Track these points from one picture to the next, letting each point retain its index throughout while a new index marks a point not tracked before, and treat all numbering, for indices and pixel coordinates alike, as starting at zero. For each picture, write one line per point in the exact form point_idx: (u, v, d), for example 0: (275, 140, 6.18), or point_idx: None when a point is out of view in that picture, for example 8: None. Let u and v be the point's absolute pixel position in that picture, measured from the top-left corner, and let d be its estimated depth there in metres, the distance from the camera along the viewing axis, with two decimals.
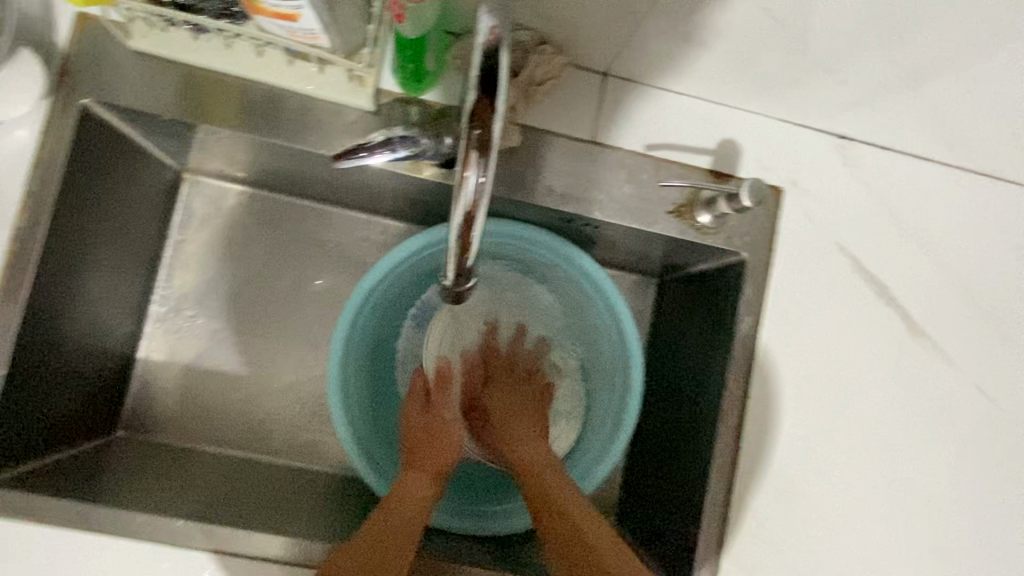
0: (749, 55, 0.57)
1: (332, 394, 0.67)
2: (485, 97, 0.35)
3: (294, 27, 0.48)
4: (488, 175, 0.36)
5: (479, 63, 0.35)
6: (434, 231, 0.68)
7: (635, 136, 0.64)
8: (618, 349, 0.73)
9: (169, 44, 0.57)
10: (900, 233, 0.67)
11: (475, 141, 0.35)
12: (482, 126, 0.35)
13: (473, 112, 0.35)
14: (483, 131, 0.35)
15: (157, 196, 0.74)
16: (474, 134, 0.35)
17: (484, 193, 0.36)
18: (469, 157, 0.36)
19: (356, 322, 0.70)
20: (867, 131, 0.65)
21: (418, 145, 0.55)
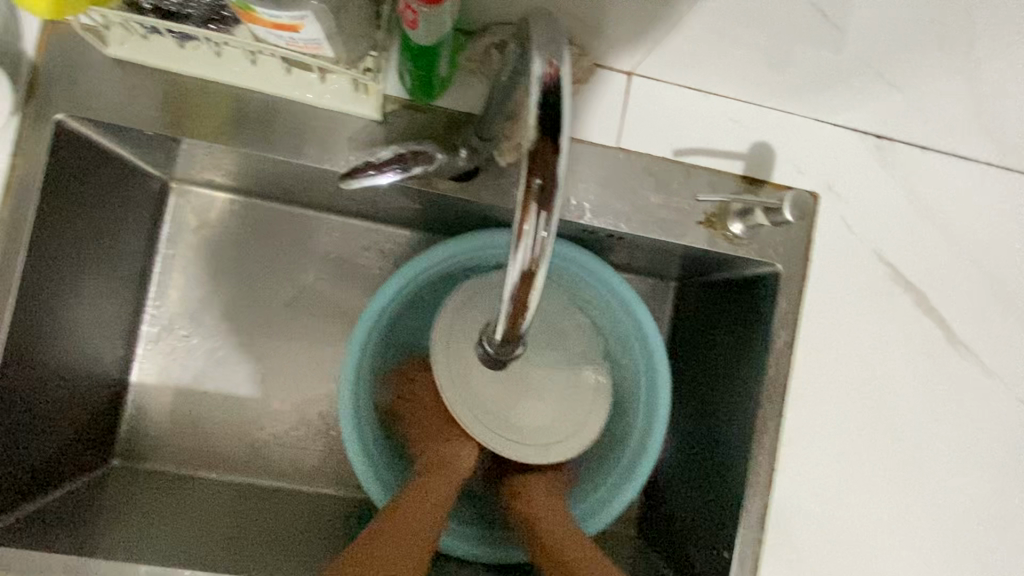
0: (791, 53, 0.52)
1: (345, 425, 0.63)
2: (545, 136, 0.30)
3: (294, 38, 0.42)
4: (550, 228, 0.31)
5: (536, 95, 0.30)
6: (458, 243, 0.65)
7: (662, 140, 0.59)
8: (643, 376, 0.70)
9: (151, 52, 0.51)
10: (940, 238, 0.63)
11: (535, 190, 0.30)
12: (543, 173, 0.30)
13: (532, 158, 0.30)
14: (546, 178, 0.30)
15: (144, 210, 0.69)
16: (534, 183, 0.30)
17: (546, 250, 0.30)
18: (528, 208, 0.30)
19: (367, 349, 0.66)
20: (909, 131, 0.61)
21: (432, 161, 0.50)
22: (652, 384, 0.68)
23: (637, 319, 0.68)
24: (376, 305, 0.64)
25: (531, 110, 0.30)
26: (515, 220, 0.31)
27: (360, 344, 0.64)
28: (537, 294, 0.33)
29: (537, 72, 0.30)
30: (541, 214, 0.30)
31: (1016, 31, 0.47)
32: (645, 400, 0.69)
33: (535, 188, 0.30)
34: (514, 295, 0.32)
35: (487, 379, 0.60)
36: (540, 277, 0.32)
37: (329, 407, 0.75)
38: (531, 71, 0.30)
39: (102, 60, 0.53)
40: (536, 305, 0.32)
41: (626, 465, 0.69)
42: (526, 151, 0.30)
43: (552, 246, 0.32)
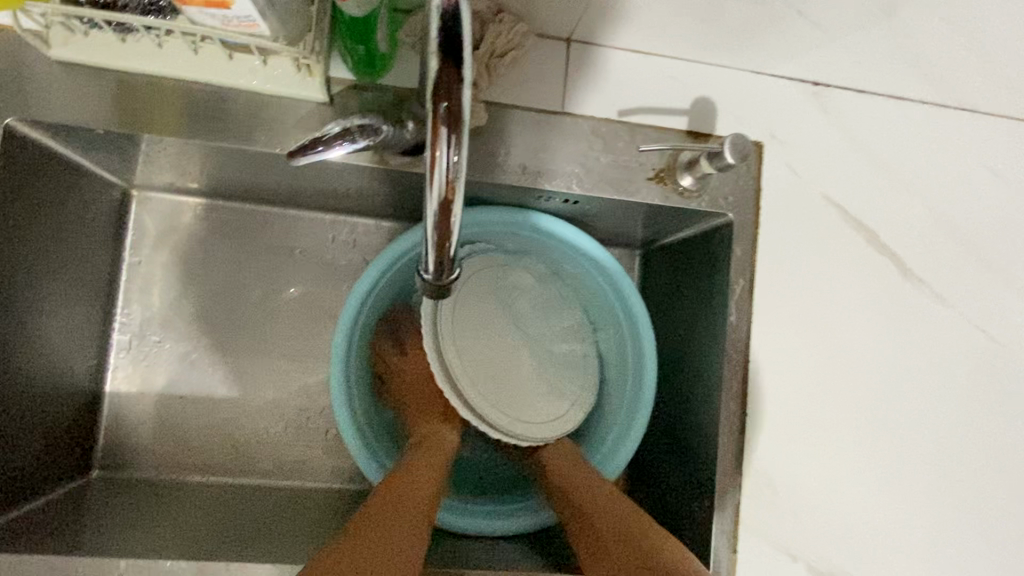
0: (719, 6, 0.54)
1: (346, 425, 0.65)
2: (449, 64, 0.31)
3: (227, 16, 0.44)
4: (461, 152, 0.33)
5: (437, 25, 0.31)
6: None
7: (605, 103, 0.61)
8: (629, 344, 0.70)
9: (95, 49, 0.52)
10: (884, 177, 0.65)
11: (444, 115, 0.32)
12: (449, 97, 0.31)
13: (438, 83, 0.31)
14: (451, 103, 0.32)
15: (105, 219, 0.69)
16: (442, 110, 0.32)
17: (460, 174, 0.33)
18: (439, 133, 0.32)
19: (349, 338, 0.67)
20: (843, 77, 0.63)
21: (378, 133, 0.51)
22: (637, 348, 0.69)
23: (618, 287, 0.69)
24: (363, 282, 0.66)
25: (431, 39, 0.31)
26: (428, 148, 0.33)
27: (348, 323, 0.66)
28: (458, 222, 0.36)
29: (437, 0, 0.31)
30: (450, 138, 0.32)
31: None
32: (633, 368, 0.70)
33: (442, 114, 0.32)
34: (437, 221, 0.34)
35: (478, 356, 0.64)
36: (457, 201, 0.34)
37: (307, 401, 0.75)
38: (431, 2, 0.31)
39: (45, 63, 0.53)
40: (456, 229, 0.34)
41: (618, 430, 0.69)
42: (432, 77, 0.32)
43: (465, 170, 0.34)
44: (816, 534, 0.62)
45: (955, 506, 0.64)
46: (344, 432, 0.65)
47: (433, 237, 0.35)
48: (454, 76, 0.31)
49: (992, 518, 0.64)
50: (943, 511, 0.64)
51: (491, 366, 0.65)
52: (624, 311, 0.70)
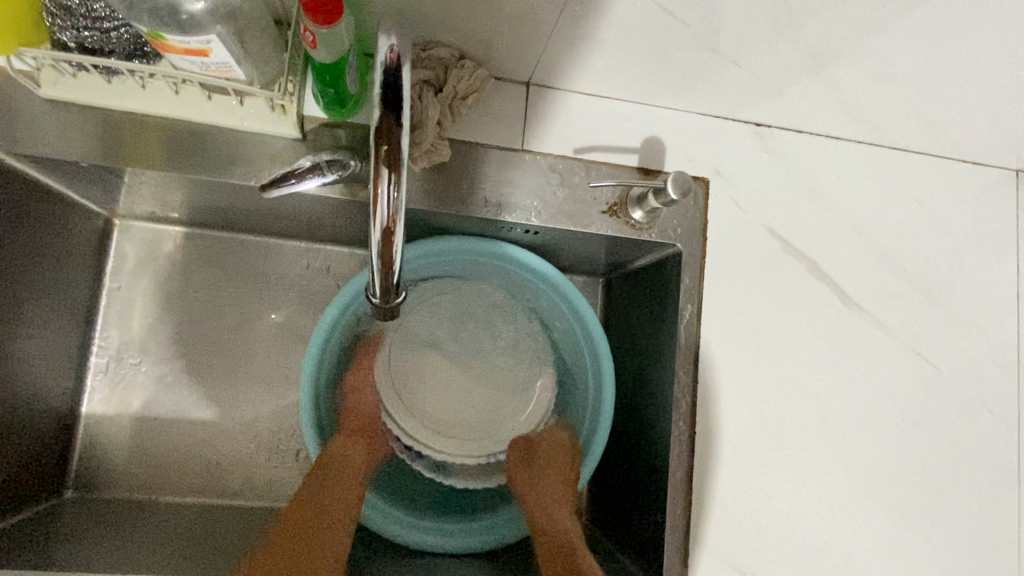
0: (662, 56, 0.59)
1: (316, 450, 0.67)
2: (390, 112, 0.36)
3: (207, 62, 0.47)
4: (401, 189, 0.37)
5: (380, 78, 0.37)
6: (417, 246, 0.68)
7: (562, 141, 0.65)
8: (592, 377, 0.73)
9: (82, 90, 0.56)
10: (823, 211, 0.70)
11: (384, 157, 0.36)
12: (388, 141, 0.35)
13: (378, 129, 0.35)
14: (390, 145, 0.36)
15: (86, 246, 0.72)
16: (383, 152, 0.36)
17: (399, 208, 0.36)
18: (379, 173, 0.36)
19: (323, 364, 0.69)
20: (782, 119, 0.68)
21: (345, 167, 0.56)
22: (598, 382, 0.72)
23: (585, 324, 0.72)
24: (339, 304, 0.68)
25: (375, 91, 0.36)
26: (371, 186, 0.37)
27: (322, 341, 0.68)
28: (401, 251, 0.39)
29: (381, 60, 0.37)
30: (390, 177, 0.36)
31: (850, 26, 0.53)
32: (592, 400, 0.73)
33: (383, 155, 0.36)
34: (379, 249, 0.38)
35: (416, 374, 0.76)
36: (398, 231, 0.38)
37: (280, 423, 0.77)
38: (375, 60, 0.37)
39: (34, 101, 0.57)
40: (397, 257, 0.38)
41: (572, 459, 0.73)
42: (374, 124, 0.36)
43: (405, 204, 0.37)
44: (764, 546, 0.65)
45: (895, 520, 0.68)
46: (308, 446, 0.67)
47: (379, 264, 0.39)
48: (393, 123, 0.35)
49: (930, 530, 0.69)
50: (884, 525, 0.68)
51: (428, 382, 0.76)
52: (589, 347, 0.73)
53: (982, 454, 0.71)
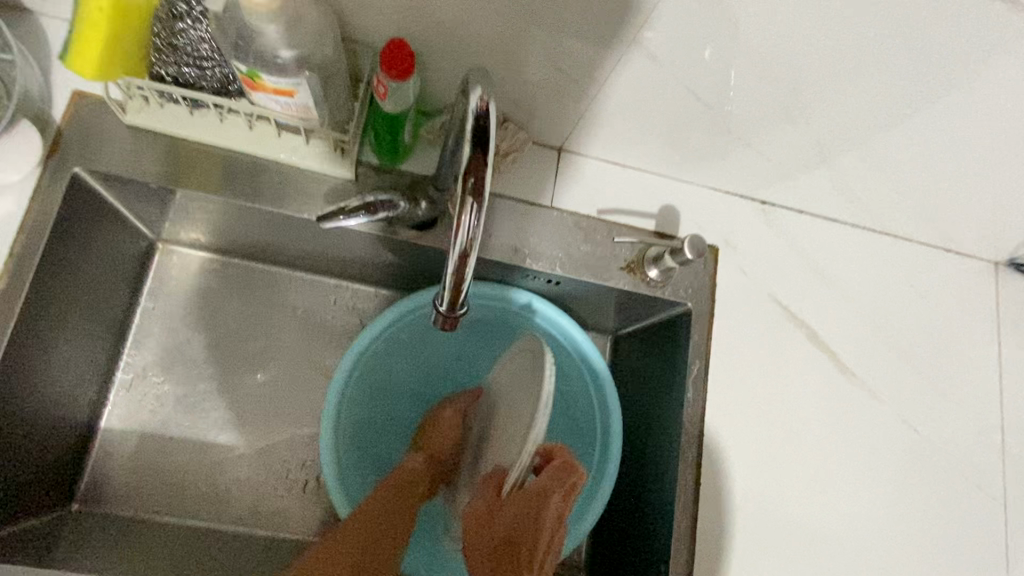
0: (683, 134, 0.66)
1: (326, 469, 0.70)
2: (477, 149, 0.41)
3: (289, 102, 0.54)
4: (480, 217, 0.42)
5: (471, 122, 0.41)
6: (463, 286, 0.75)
7: (587, 203, 0.72)
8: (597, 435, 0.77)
9: (164, 118, 0.62)
10: (821, 284, 0.76)
11: (471, 188, 0.41)
12: (476, 174, 0.40)
13: (468, 164, 0.40)
14: (477, 179, 0.41)
15: (130, 265, 0.76)
16: (469, 184, 0.41)
17: (478, 233, 0.42)
18: (466, 203, 0.41)
19: (340, 405, 0.73)
20: (785, 199, 0.75)
21: (395, 207, 0.61)
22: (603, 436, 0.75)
23: (598, 383, 0.77)
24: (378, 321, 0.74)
25: (467, 128, 0.40)
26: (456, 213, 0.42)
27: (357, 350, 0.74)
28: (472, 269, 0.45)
29: (472, 105, 0.41)
30: (473, 207, 0.41)
31: (851, 119, 0.61)
32: (596, 455, 0.76)
33: (470, 187, 0.41)
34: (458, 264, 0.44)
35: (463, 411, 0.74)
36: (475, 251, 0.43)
37: (291, 452, 0.79)
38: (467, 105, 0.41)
39: (116, 125, 0.62)
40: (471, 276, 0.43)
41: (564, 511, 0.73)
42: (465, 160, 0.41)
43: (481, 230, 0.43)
44: None
45: None
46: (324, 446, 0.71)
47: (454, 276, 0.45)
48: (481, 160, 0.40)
49: None
50: None
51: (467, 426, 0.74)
52: (600, 406, 0.76)
53: (965, 526, 0.74)
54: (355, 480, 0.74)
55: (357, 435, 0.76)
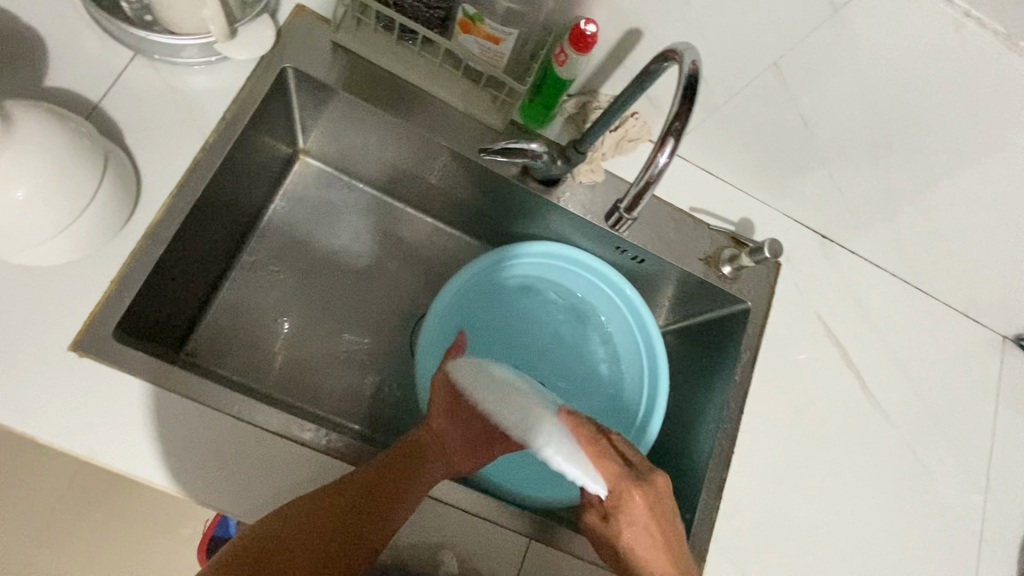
0: (777, 158, 0.79)
1: (422, 351, 0.79)
2: (685, 101, 0.49)
3: (490, 48, 0.66)
4: (670, 158, 0.50)
5: (683, 81, 0.49)
6: (567, 248, 0.86)
7: (682, 200, 0.84)
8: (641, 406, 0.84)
9: (367, 43, 0.74)
10: (859, 316, 0.88)
11: (673, 131, 0.49)
12: (680, 121, 0.49)
13: (676, 110, 0.49)
14: (680, 125, 0.50)
15: (276, 164, 0.87)
16: (672, 127, 0.50)
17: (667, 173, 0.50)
18: (666, 144, 0.50)
19: (447, 305, 0.83)
20: (843, 236, 0.88)
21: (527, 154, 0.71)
22: (647, 407, 0.83)
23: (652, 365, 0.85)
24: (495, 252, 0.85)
25: (681, 81, 0.49)
26: (653, 148, 0.50)
27: (473, 270, 0.84)
28: (648, 196, 0.54)
29: (685, 68, 0.49)
30: (670, 147, 0.50)
31: (923, 170, 0.73)
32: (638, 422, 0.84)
33: (673, 129, 0.49)
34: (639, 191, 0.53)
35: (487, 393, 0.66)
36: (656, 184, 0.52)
37: (373, 360, 0.88)
38: (681, 66, 0.49)
39: (324, 40, 0.74)
40: (644, 203, 0.53)
41: None
42: (673, 111, 0.49)
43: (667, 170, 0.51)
44: (772, 568, 0.75)
45: None
46: (428, 330, 0.80)
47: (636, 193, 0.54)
48: (688, 111, 0.49)
49: None
50: None
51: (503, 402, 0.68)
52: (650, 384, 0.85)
53: (953, 551, 0.83)
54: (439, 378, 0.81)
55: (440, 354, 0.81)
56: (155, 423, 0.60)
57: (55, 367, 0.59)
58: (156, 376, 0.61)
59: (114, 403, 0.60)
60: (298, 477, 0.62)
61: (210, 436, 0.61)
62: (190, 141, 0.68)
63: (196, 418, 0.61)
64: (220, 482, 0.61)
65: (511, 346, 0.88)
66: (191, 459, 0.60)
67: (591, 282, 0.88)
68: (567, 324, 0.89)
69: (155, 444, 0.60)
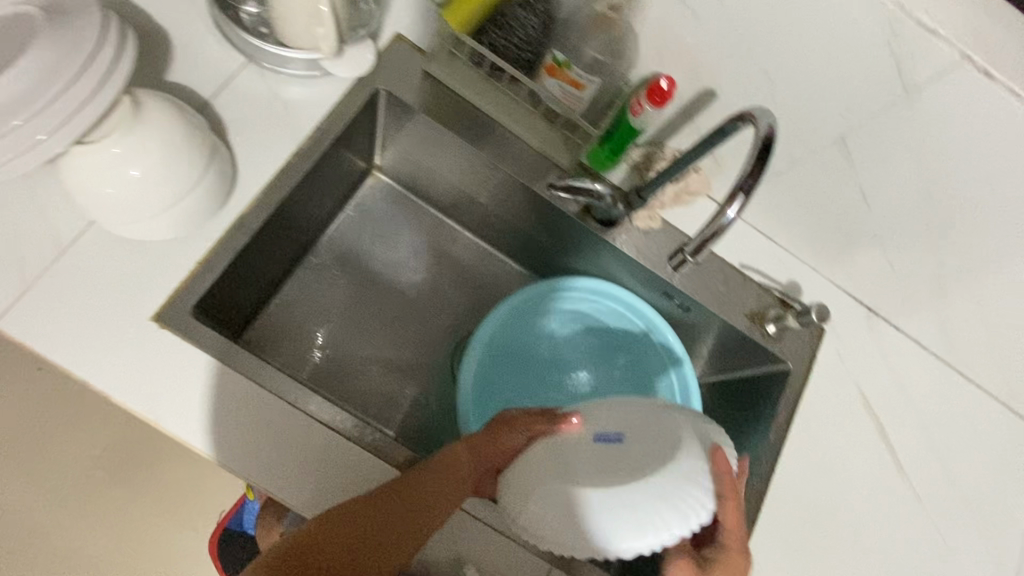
0: (832, 227, 0.81)
1: (466, 365, 0.83)
2: (759, 160, 0.52)
3: (570, 92, 0.70)
4: (740, 212, 0.53)
5: (758, 142, 0.53)
6: (615, 288, 0.89)
7: (733, 256, 0.86)
8: None
9: (455, 74, 0.79)
10: (899, 396, 0.86)
11: (744, 188, 0.52)
12: (753, 178, 0.52)
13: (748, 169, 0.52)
14: (751, 182, 0.52)
15: (351, 176, 0.92)
16: (745, 183, 0.52)
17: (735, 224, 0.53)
18: (736, 199, 0.53)
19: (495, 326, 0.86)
20: (890, 311, 0.88)
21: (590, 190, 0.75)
22: None
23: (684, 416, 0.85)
24: (548, 283, 0.89)
25: (757, 141, 0.52)
26: (723, 202, 0.53)
27: (524, 297, 0.88)
28: (712, 243, 0.57)
29: (761, 130, 0.53)
30: (739, 201, 0.53)
31: (981, 253, 0.74)
32: None
33: (746, 186, 0.52)
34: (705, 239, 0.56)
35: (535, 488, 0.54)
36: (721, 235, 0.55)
37: (415, 372, 0.91)
38: (757, 128, 0.53)
39: (416, 69, 0.80)
40: (709, 250, 0.56)
41: None
42: (745, 170, 0.52)
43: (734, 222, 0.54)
44: None
45: None
46: (473, 345, 0.84)
47: (701, 239, 0.57)
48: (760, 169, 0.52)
49: None
50: None
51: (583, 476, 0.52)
52: None
53: None
54: (478, 395, 0.84)
55: (481, 371, 0.84)
56: (214, 398, 0.64)
57: (134, 332, 0.64)
58: (223, 354, 0.65)
59: (182, 374, 0.64)
60: (336, 470, 0.64)
61: (262, 418, 0.64)
62: (284, 145, 0.74)
63: (253, 400, 0.64)
64: (266, 463, 0.63)
65: (548, 375, 0.90)
66: (242, 437, 0.63)
67: (635, 325, 0.89)
68: (604, 363, 0.91)
69: (211, 418, 0.63)
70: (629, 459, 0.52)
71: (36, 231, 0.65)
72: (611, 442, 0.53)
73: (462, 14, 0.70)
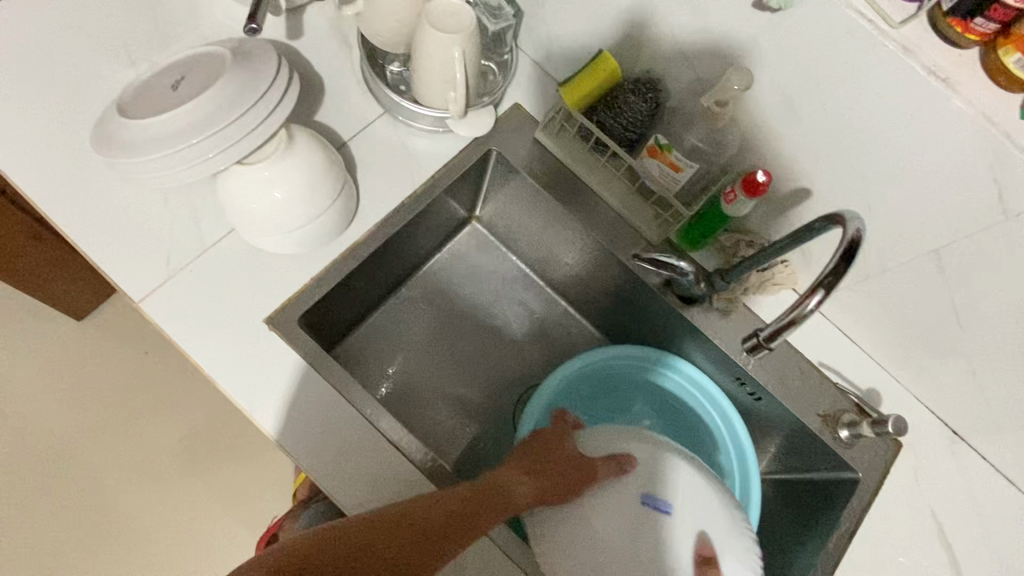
0: (920, 340, 0.79)
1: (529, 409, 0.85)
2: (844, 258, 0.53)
3: (667, 172, 0.75)
4: (820, 304, 0.55)
5: (844, 242, 0.54)
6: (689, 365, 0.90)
7: (811, 353, 0.86)
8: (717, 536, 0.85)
9: (563, 143, 0.86)
10: (981, 531, 0.81)
11: (824, 284, 0.54)
12: (834, 276, 0.53)
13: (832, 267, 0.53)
14: (833, 280, 0.54)
15: (453, 221, 1.00)
16: (826, 280, 0.54)
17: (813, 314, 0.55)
18: (815, 292, 0.54)
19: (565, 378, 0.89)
20: (978, 438, 0.84)
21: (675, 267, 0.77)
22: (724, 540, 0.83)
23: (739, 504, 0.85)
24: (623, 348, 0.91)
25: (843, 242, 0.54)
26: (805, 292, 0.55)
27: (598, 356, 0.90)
28: (793, 331, 0.59)
29: (849, 232, 0.54)
30: (820, 294, 0.54)
31: None
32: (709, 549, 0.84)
33: (826, 281, 0.54)
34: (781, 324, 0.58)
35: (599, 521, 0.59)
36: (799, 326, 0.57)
37: (480, 413, 0.95)
38: (844, 229, 0.55)
39: (529, 135, 0.88)
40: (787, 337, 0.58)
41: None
42: (830, 267, 0.54)
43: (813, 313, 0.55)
44: None
45: None
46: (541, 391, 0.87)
47: (778, 324, 0.59)
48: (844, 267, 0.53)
49: None
50: None
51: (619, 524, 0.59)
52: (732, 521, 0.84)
53: None
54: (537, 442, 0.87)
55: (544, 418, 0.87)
56: (302, 400, 0.70)
57: (245, 329, 0.72)
58: (317, 362, 0.72)
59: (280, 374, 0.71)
60: (395, 491, 0.68)
61: (338, 426, 0.70)
62: (402, 188, 0.82)
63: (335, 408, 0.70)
64: (334, 468, 0.68)
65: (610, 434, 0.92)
66: (318, 440, 0.69)
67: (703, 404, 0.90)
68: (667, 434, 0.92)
69: (296, 418, 0.69)
70: (675, 530, 0.58)
71: (183, 231, 0.75)
72: (657, 507, 0.59)
73: (577, 94, 0.77)
